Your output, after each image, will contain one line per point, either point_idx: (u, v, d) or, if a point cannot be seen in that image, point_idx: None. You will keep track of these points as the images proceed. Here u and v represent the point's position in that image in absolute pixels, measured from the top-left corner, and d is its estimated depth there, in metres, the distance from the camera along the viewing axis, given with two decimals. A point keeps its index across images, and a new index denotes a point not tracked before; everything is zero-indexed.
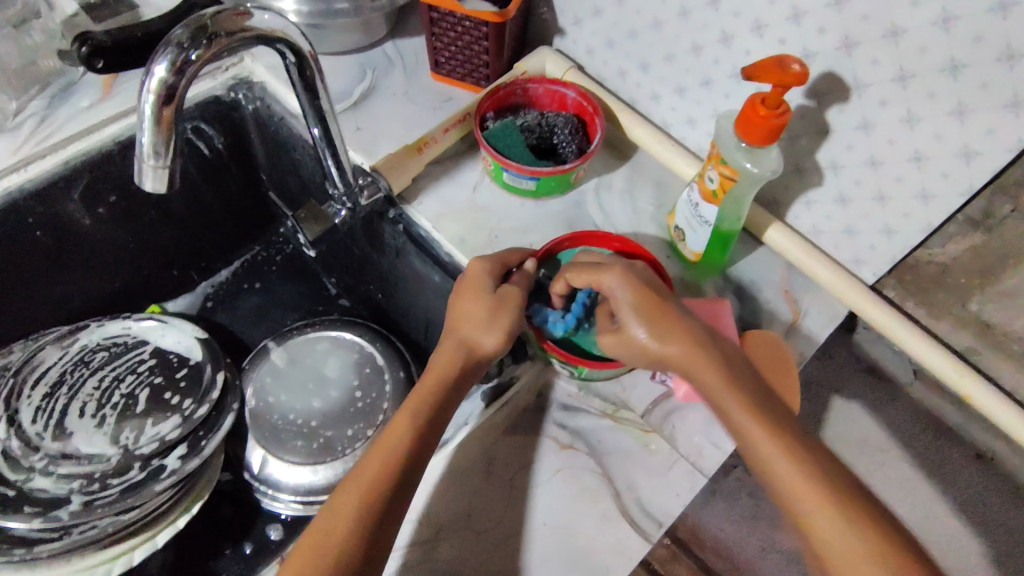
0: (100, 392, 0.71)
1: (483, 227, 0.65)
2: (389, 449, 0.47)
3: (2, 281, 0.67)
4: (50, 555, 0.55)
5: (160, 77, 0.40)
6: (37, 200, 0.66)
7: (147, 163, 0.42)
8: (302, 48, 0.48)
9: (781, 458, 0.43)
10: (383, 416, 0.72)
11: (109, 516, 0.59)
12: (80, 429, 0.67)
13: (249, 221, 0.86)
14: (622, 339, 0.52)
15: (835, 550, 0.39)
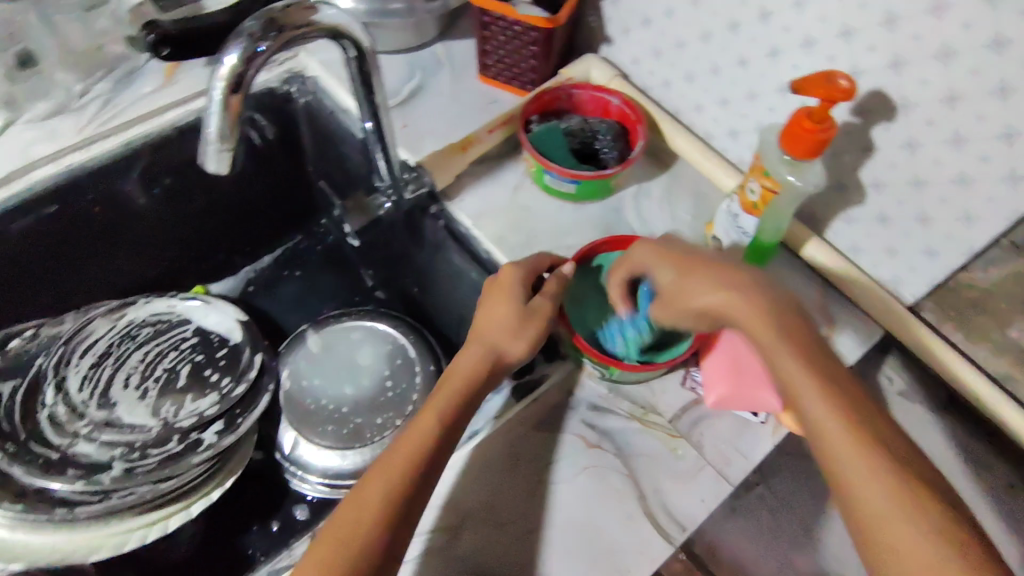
0: (144, 366, 0.74)
1: (522, 226, 0.66)
2: (414, 445, 0.48)
3: (59, 253, 0.70)
4: (87, 517, 0.58)
5: (230, 66, 0.42)
6: (96, 178, 0.69)
7: (210, 146, 0.44)
8: (363, 43, 0.50)
9: (828, 415, 0.43)
10: (412, 407, 0.74)
11: (147, 484, 0.62)
12: (123, 400, 0.70)
13: (292, 210, 0.88)
14: (663, 299, 0.54)
15: (878, 518, 0.39)
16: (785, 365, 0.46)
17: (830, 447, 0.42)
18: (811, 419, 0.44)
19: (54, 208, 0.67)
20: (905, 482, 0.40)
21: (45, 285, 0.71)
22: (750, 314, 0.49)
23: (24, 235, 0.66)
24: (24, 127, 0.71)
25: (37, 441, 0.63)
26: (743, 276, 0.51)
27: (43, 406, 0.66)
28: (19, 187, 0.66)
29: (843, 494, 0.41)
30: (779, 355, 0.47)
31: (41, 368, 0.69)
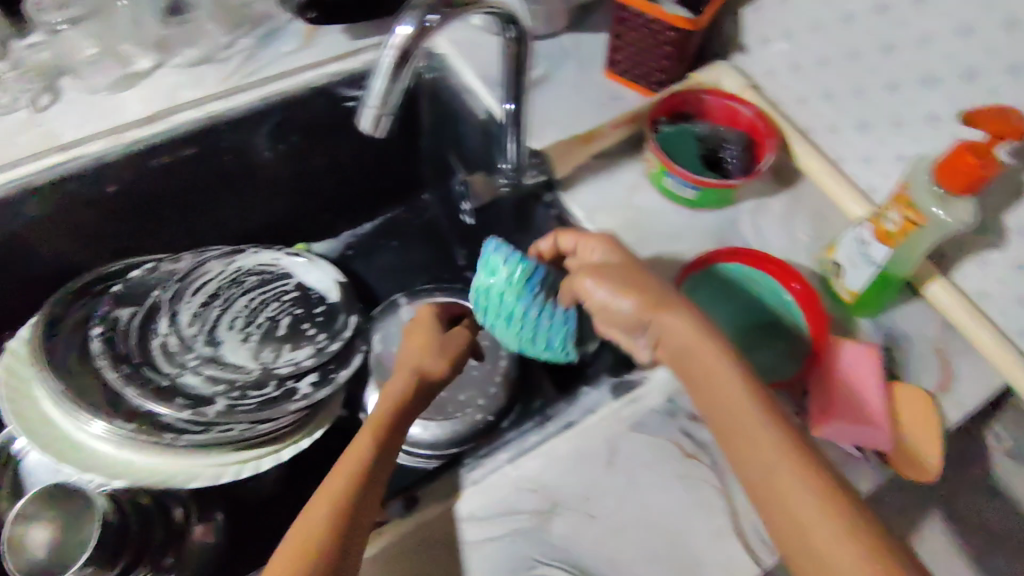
0: (248, 311, 0.77)
1: (636, 226, 0.65)
2: (362, 451, 0.50)
3: (186, 193, 0.74)
4: (188, 447, 0.60)
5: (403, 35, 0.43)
6: (233, 126, 0.72)
7: (369, 108, 0.44)
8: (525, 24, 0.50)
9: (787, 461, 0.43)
10: (495, 390, 0.75)
11: (246, 423, 0.65)
12: (228, 341, 0.73)
13: (397, 181, 0.90)
14: (597, 300, 0.55)
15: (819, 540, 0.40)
16: (726, 398, 0.47)
17: (771, 473, 0.43)
18: (750, 442, 0.45)
19: (191, 150, 0.71)
20: (847, 507, 0.41)
21: (170, 222, 0.75)
22: (679, 329, 0.50)
23: (159, 172, 0.70)
24: (171, 73, 0.73)
25: (150, 367, 0.67)
26: (653, 287, 0.53)
27: (156, 335, 0.70)
28: (163, 127, 0.69)
29: (782, 520, 0.42)
30: (698, 375, 0.48)
31: (157, 299, 0.72)
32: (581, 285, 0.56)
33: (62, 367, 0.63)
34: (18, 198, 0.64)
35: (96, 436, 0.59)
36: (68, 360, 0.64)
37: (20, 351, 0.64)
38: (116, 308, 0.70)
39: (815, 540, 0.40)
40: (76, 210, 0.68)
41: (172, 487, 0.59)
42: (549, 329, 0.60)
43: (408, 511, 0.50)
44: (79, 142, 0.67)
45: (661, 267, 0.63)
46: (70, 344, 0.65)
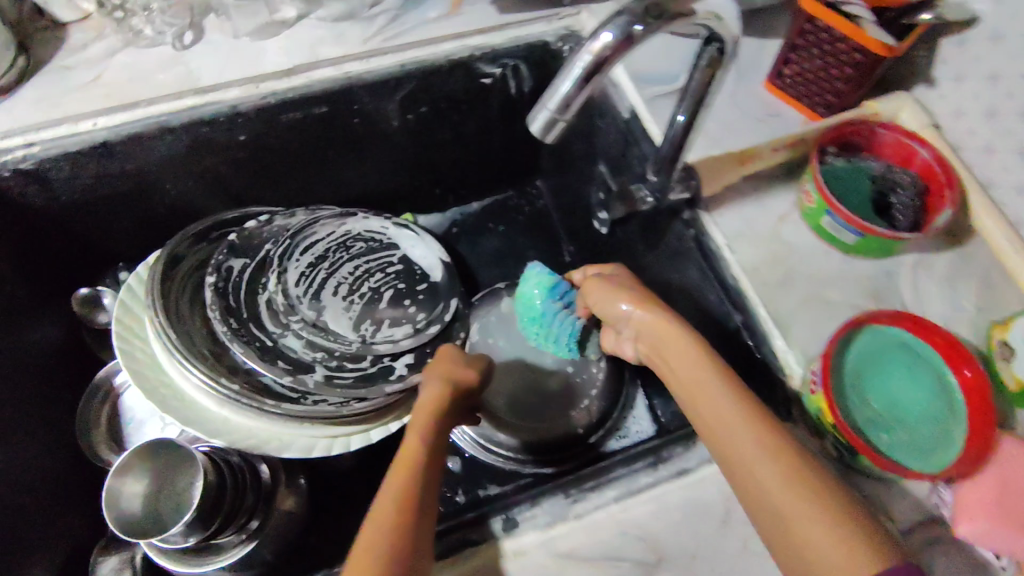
0: (352, 279, 0.76)
1: (781, 263, 0.60)
2: (407, 466, 0.48)
3: (309, 150, 0.73)
4: (287, 416, 0.60)
5: (604, 43, 0.39)
6: (367, 90, 0.69)
7: (545, 111, 0.41)
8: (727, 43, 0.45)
9: (748, 439, 0.42)
10: (587, 403, 0.74)
11: (341, 398, 0.64)
12: (330, 307, 0.72)
13: (513, 164, 0.86)
14: (603, 294, 0.60)
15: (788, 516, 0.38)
16: (690, 370, 0.48)
17: (739, 450, 0.42)
18: (714, 423, 0.45)
19: (323, 109, 0.68)
20: (819, 482, 0.40)
21: (289, 177, 0.75)
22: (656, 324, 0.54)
23: (288, 127, 0.69)
24: (314, 24, 0.71)
25: (256, 322, 0.67)
26: (638, 292, 0.58)
27: (264, 291, 0.70)
28: (299, 84, 0.67)
29: (763, 507, 0.40)
30: (675, 361, 0.50)
31: (268, 253, 0.72)
32: (596, 291, 0.61)
33: (175, 313, 0.63)
34: (153, 137, 0.64)
35: (200, 391, 0.59)
36: (180, 307, 0.64)
37: (137, 289, 0.65)
38: (229, 258, 0.69)
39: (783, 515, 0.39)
40: (203, 152, 0.67)
41: (265, 453, 0.59)
42: (564, 334, 0.72)
43: (507, 534, 0.49)
44: (217, 87, 0.65)
45: (803, 314, 0.58)
46: (184, 288, 0.65)
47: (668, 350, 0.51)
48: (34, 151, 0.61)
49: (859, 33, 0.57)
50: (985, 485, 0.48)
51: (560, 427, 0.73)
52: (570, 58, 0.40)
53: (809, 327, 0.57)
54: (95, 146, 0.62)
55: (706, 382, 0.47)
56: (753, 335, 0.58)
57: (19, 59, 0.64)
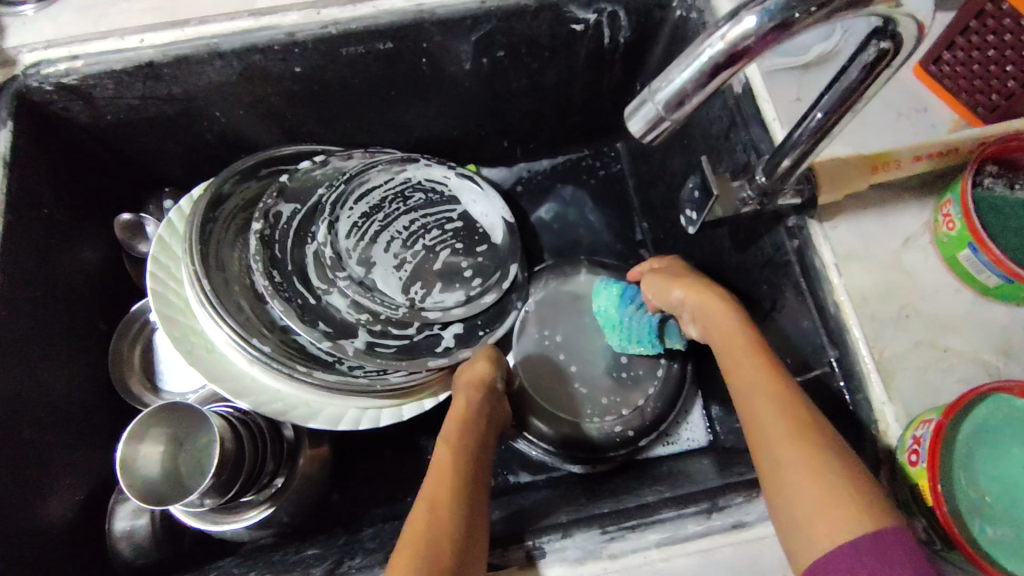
0: (407, 234, 0.69)
1: (898, 295, 0.50)
2: (438, 477, 0.48)
3: (370, 86, 0.65)
4: (319, 385, 0.56)
5: (744, 29, 0.31)
6: (440, 28, 0.60)
7: (650, 104, 0.33)
8: (908, 39, 0.34)
9: (778, 439, 0.42)
10: (643, 403, 0.68)
11: (378, 368, 0.60)
12: (380, 263, 0.67)
13: (594, 120, 0.77)
14: (657, 289, 0.58)
15: (780, 471, 0.41)
16: (734, 360, 0.49)
17: (754, 415, 0.45)
18: (751, 423, 0.45)
19: (388, 45, 0.61)
20: (841, 482, 0.39)
21: (344, 114, 0.68)
22: (701, 302, 0.54)
23: (349, 62, 0.62)
24: None
25: (299, 275, 0.62)
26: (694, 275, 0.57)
27: (312, 240, 0.64)
28: (365, 14, 0.58)
29: (788, 508, 0.40)
30: (717, 336, 0.52)
31: (320, 199, 0.66)
32: (654, 283, 0.59)
33: (213, 257, 0.58)
34: (201, 61, 0.58)
35: (230, 346, 0.55)
36: (219, 252, 0.59)
37: (177, 224, 0.61)
38: (279, 203, 0.64)
39: (781, 478, 0.41)
40: (253, 81, 0.61)
41: (290, 420, 0.56)
42: (642, 328, 0.65)
43: (532, 565, 0.44)
44: (275, 10, 0.58)
45: (916, 361, 0.48)
46: (227, 229, 0.62)
47: (718, 343, 0.51)
48: (77, 66, 0.56)
49: None
50: None
51: (611, 423, 0.68)
52: (699, 44, 0.32)
53: (919, 378, 0.48)
54: (141, 66, 0.57)
55: (747, 381, 0.46)
56: (846, 376, 0.50)
57: None
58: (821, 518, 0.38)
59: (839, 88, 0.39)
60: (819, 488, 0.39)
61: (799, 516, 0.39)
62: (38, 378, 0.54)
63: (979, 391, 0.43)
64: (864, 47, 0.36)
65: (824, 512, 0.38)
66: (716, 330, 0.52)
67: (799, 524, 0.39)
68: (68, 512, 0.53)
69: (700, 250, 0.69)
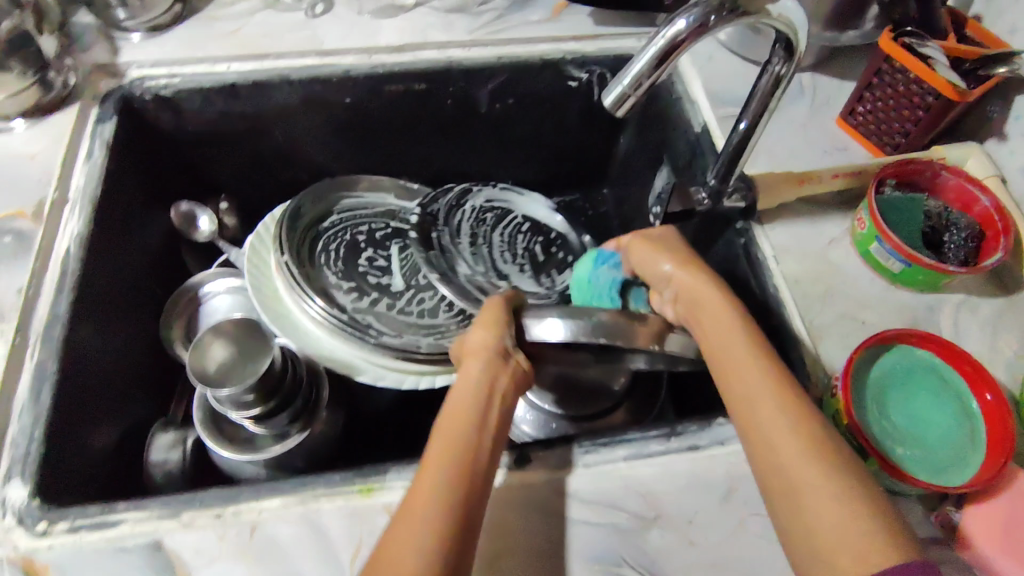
0: (503, 245, 0.80)
1: (824, 280, 0.62)
2: (437, 474, 0.42)
3: (403, 121, 0.80)
4: (384, 346, 0.67)
5: (678, 28, 0.44)
6: (464, 75, 0.76)
7: (619, 86, 0.47)
8: (798, 48, 0.49)
9: (795, 454, 0.42)
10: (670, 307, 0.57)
11: (429, 338, 0.70)
12: (507, 273, 0.77)
13: (584, 168, 0.92)
14: (645, 258, 0.58)
15: (780, 457, 0.42)
16: (739, 358, 0.48)
17: (755, 403, 0.45)
18: (760, 428, 0.44)
19: (422, 86, 0.76)
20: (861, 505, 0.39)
21: (380, 144, 0.83)
22: (690, 282, 0.54)
23: (389, 98, 0.77)
24: (428, 13, 0.78)
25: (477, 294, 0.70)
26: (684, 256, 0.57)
27: (462, 273, 0.72)
28: (407, 60, 0.75)
29: (803, 527, 0.40)
30: (706, 318, 0.51)
31: (439, 239, 0.74)
32: (637, 252, 0.59)
33: (304, 262, 0.71)
34: (274, 86, 0.73)
35: (315, 322, 0.67)
36: (308, 263, 0.72)
37: (264, 236, 0.74)
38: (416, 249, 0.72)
39: (779, 459, 0.42)
40: (312, 108, 0.76)
41: (352, 373, 0.66)
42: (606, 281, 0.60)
43: (518, 468, 0.52)
44: (336, 53, 0.74)
45: (840, 330, 0.60)
46: (303, 239, 0.73)
47: (723, 338, 0.49)
48: (174, 82, 0.71)
49: (931, 77, 0.61)
50: (985, 503, 0.50)
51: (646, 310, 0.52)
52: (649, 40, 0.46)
53: (842, 342, 0.59)
54: (225, 86, 0.72)
55: (755, 385, 0.46)
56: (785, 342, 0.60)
57: (176, 6, 0.75)
58: (821, 499, 0.40)
59: (758, 94, 0.53)
60: (844, 512, 0.39)
61: (818, 537, 0.39)
62: (110, 320, 0.63)
63: (885, 335, 0.55)
64: (771, 57, 0.50)
65: (825, 496, 0.40)
66: (721, 330, 0.50)
67: (820, 546, 0.39)
68: (111, 438, 0.61)
69: None
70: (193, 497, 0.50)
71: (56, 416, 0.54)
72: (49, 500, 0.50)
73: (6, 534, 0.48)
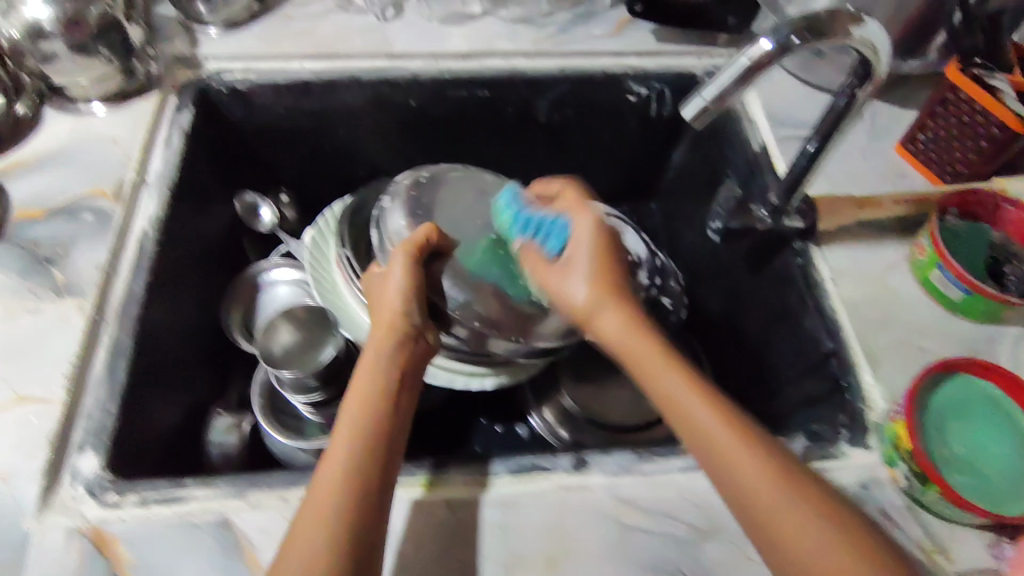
0: None
1: (882, 305, 0.63)
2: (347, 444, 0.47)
3: (463, 126, 0.82)
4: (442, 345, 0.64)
5: (762, 48, 0.45)
6: (528, 84, 0.78)
7: (699, 98, 0.47)
8: (880, 73, 0.49)
9: (748, 457, 0.46)
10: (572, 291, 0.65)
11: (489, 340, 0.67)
12: None
13: (634, 182, 0.93)
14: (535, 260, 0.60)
15: (734, 461, 0.46)
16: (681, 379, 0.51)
17: (699, 414, 0.49)
18: (708, 439, 0.48)
19: (486, 93, 0.78)
20: (806, 504, 0.44)
21: (439, 148, 0.85)
22: (601, 300, 0.56)
23: (453, 103, 0.79)
24: (496, 23, 0.80)
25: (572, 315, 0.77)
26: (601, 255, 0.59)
27: None
28: (473, 67, 0.77)
29: (766, 523, 0.44)
30: (638, 342, 0.54)
31: None
32: (568, 204, 0.63)
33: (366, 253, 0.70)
34: (344, 85, 0.75)
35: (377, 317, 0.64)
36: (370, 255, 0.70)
37: (327, 227, 0.73)
38: None
39: (723, 459, 0.46)
40: (378, 108, 0.78)
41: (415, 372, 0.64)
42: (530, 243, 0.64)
43: (576, 471, 0.53)
44: (406, 56, 0.76)
45: (896, 354, 0.60)
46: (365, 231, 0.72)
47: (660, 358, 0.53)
48: (250, 76, 0.73)
49: (998, 109, 0.62)
50: None
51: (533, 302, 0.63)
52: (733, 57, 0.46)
53: (900, 366, 0.59)
54: (298, 83, 0.74)
55: (694, 401, 0.49)
56: (841, 363, 0.60)
57: (254, 4, 0.77)
58: (781, 494, 0.44)
59: (830, 118, 0.54)
60: (798, 514, 0.43)
61: (779, 532, 0.43)
62: (176, 301, 0.65)
63: (948, 364, 0.55)
64: (850, 77, 0.51)
65: (781, 492, 0.44)
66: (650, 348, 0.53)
67: (789, 544, 0.43)
68: (173, 416, 0.62)
69: (717, 286, 0.81)
70: (258, 479, 0.50)
71: (126, 391, 0.55)
72: (116, 473, 0.51)
73: (75, 505, 0.48)
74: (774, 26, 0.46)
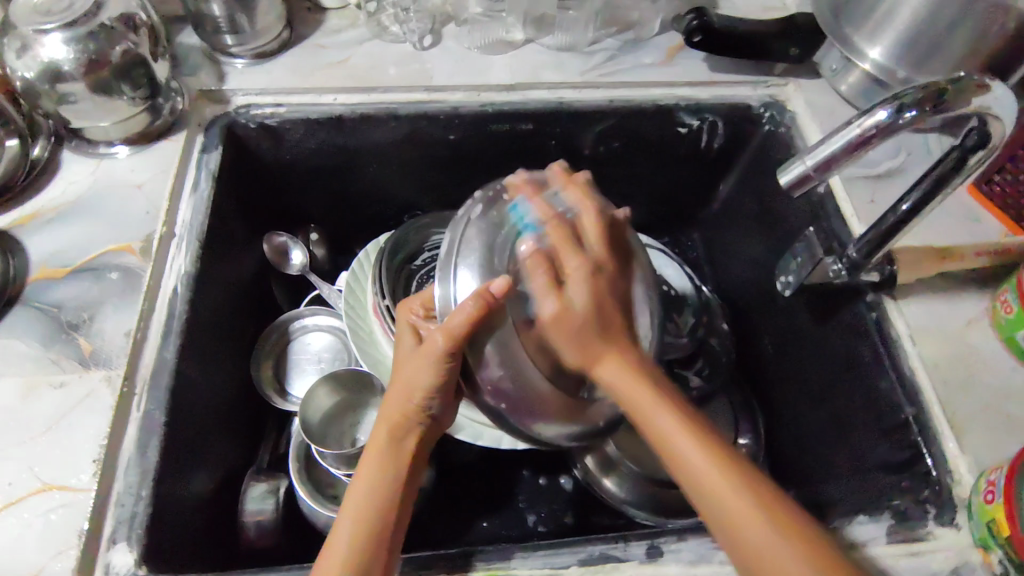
0: None
1: (965, 366, 0.59)
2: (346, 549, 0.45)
3: (503, 159, 0.77)
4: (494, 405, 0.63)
5: (877, 119, 0.43)
6: (574, 117, 0.73)
7: (801, 164, 0.44)
8: (995, 142, 0.47)
9: (769, 534, 0.39)
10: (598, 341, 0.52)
11: None
12: None
13: (677, 212, 0.89)
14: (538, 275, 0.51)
15: (741, 521, 0.40)
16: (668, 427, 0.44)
17: (699, 480, 0.42)
18: (715, 500, 0.41)
19: (529, 126, 0.73)
20: None
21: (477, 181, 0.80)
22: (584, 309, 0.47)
23: (494, 137, 0.74)
24: (540, 51, 0.75)
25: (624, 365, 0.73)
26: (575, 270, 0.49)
27: None
28: (516, 100, 0.72)
29: None
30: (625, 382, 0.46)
31: None
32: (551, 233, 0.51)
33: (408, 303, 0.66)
34: (379, 120, 0.70)
35: None
36: None
37: (363, 270, 0.70)
38: None
39: (739, 528, 0.40)
40: (415, 143, 0.73)
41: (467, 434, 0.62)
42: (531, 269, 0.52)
43: (649, 560, 0.49)
44: (445, 88, 0.71)
45: (984, 422, 0.56)
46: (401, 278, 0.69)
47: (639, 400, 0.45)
48: (280, 111, 0.68)
49: None
50: None
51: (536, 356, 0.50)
52: (842, 125, 0.44)
53: (989, 436, 0.55)
54: (331, 118, 0.69)
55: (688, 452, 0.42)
56: (922, 431, 0.56)
57: (283, 32, 0.72)
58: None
59: (932, 180, 0.51)
60: None
61: None
62: (208, 361, 0.60)
63: None
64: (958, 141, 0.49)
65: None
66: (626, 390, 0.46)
67: None
68: (208, 487, 0.58)
69: (770, 328, 0.77)
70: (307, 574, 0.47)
71: (161, 470, 0.51)
72: (153, 569, 0.47)
73: None
74: (889, 96, 0.44)
